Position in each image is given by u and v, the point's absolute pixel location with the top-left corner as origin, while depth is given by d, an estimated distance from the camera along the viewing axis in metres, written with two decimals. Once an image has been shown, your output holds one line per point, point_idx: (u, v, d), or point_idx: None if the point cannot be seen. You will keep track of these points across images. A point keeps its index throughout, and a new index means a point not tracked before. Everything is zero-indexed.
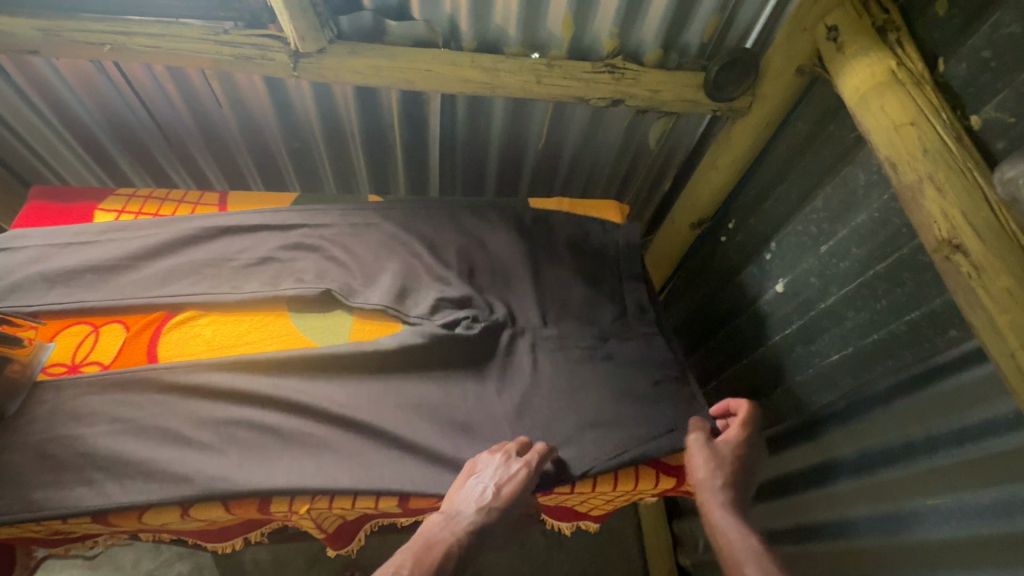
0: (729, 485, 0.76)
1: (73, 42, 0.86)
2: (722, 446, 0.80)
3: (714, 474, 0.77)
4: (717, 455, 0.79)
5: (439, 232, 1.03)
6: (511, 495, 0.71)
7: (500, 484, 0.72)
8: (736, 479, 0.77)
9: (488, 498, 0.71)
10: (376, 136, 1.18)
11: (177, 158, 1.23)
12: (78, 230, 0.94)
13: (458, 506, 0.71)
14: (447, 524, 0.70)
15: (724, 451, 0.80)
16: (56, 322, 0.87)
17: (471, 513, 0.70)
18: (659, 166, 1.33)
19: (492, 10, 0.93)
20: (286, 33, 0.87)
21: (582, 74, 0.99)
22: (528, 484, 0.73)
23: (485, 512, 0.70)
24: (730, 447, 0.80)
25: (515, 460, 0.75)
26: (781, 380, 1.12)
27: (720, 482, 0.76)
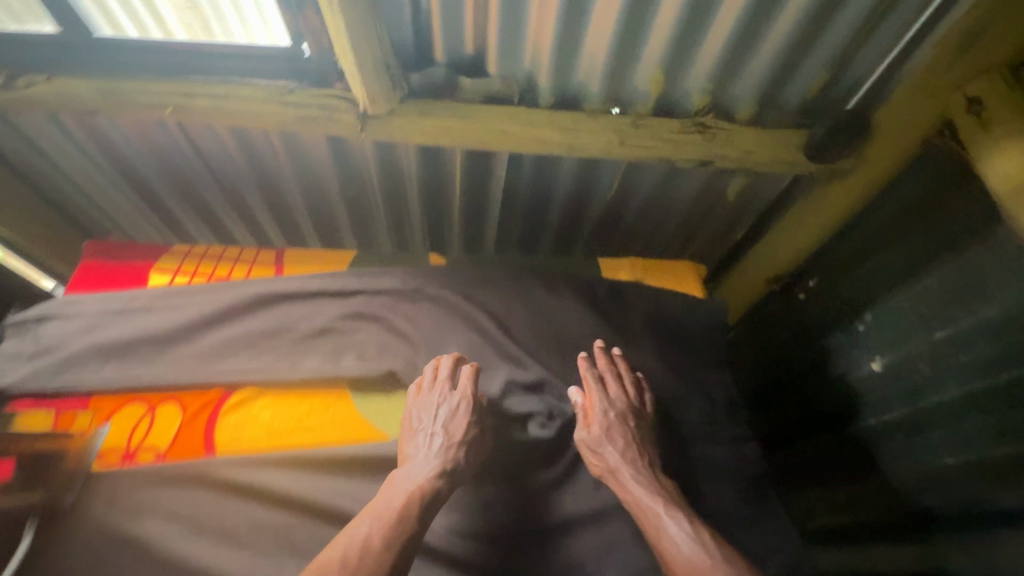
0: (624, 451, 0.75)
1: (133, 104, 0.82)
2: (600, 417, 0.79)
3: (610, 452, 0.76)
4: (600, 429, 0.77)
5: (505, 304, 0.96)
6: (463, 431, 0.75)
7: (451, 421, 0.75)
8: (630, 438, 0.77)
9: (448, 433, 0.74)
10: (434, 198, 1.11)
11: (229, 211, 1.18)
12: (132, 295, 0.90)
13: (412, 461, 0.72)
14: (411, 479, 0.69)
15: (606, 418, 0.79)
16: (109, 401, 0.82)
17: (431, 460, 0.71)
18: (732, 219, 1.23)
19: (577, 66, 0.85)
20: (356, 94, 0.81)
21: (670, 134, 0.91)
22: (473, 413, 0.77)
23: (450, 455, 0.72)
24: (610, 412, 0.79)
25: (456, 393, 0.79)
26: (874, 468, 1.02)
27: (616, 452, 0.75)
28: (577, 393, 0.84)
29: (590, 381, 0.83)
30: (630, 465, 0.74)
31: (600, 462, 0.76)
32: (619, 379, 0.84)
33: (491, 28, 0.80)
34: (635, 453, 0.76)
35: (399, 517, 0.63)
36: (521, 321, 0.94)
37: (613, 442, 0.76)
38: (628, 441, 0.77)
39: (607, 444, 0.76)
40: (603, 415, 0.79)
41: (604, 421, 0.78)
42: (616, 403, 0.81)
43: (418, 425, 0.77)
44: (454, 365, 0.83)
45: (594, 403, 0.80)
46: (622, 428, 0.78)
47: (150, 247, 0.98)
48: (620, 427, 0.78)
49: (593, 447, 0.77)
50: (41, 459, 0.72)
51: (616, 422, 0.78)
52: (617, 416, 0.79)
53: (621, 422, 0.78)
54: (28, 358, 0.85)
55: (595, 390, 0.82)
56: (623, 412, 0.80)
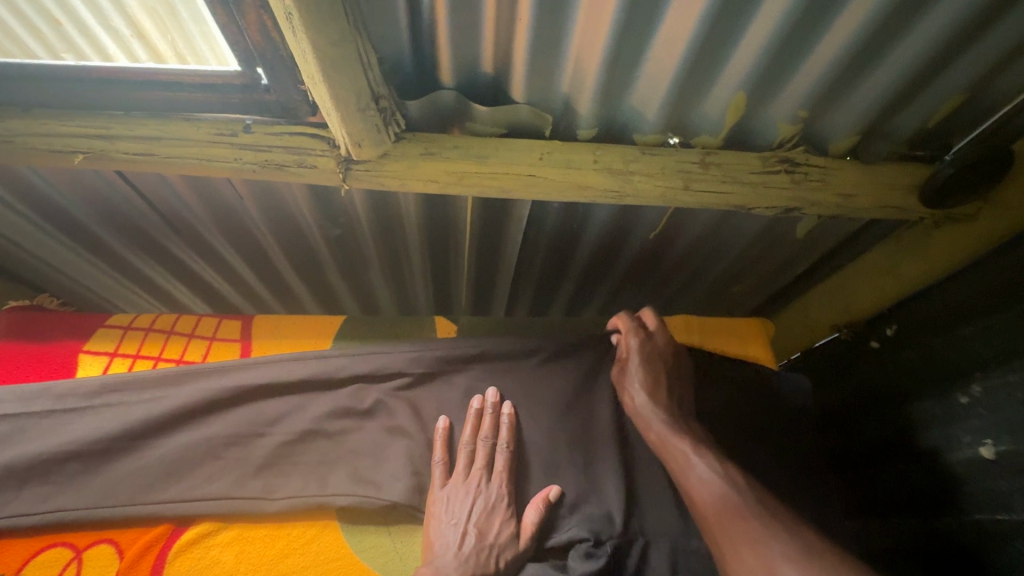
0: (652, 389, 0.73)
1: (33, 150, 0.60)
2: (636, 356, 0.77)
3: (637, 393, 0.74)
4: (634, 365, 0.76)
5: (532, 389, 0.77)
6: (502, 530, 0.63)
7: (485, 519, 0.63)
8: (662, 378, 0.75)
9: (481, 526, 0.62)
10: (440, 234, 0.92)
11: (192, 256, 0.97)
12: (60, 390, 0.70)
13: (438, 558, 0.60)
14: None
15: (639, 355, 0.77)
16: (19, 548, 0.62)
17: (460, 561, 0.59)
18: (795, 257, 1.03)
19: (631, 89, 0.64)
20: (334, 133, 0.60)
21: (750, 175, 0.69)
22: (512, 509, 0.65)
23: (484, 562, 0.60)
24: (644, 348, 0.78)
25: (490, 483, 0.66)
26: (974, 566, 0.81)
27: (645, 390, 0.73)
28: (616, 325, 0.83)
29: (630, 319, 0.82)
30: (657, 401, 0.72)
31: (628, 399, 0.75)
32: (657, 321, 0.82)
33: (517, 42, 0.58)
34: (664, 388, 0.74)
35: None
36: (551, 410, 0.75)
37: (643, 380, 0.74)
38: (661, 380, 0.74)
39: (636, 379, 0.75)
40: (635, 355, 0.77)
41: (639, 358, 0.77)
42: (651, 342, 0.79)
43: (446, 517, 0.64)
44: (493, 446, 0.70)
45: (629, 341, 0.79)
46: (650, 369, 0.75)
47: (81, 321, 0.78)
48: (655, 368, 0.75)
49: (623, 387, 0.76)
50: None
51: (651, 355, 0.77)
52: (653, 353, 0.77)
53: (655, 360, 0.76)
54: None
55: (635, 326, 0.81)
56: (658, 350, 0.78)
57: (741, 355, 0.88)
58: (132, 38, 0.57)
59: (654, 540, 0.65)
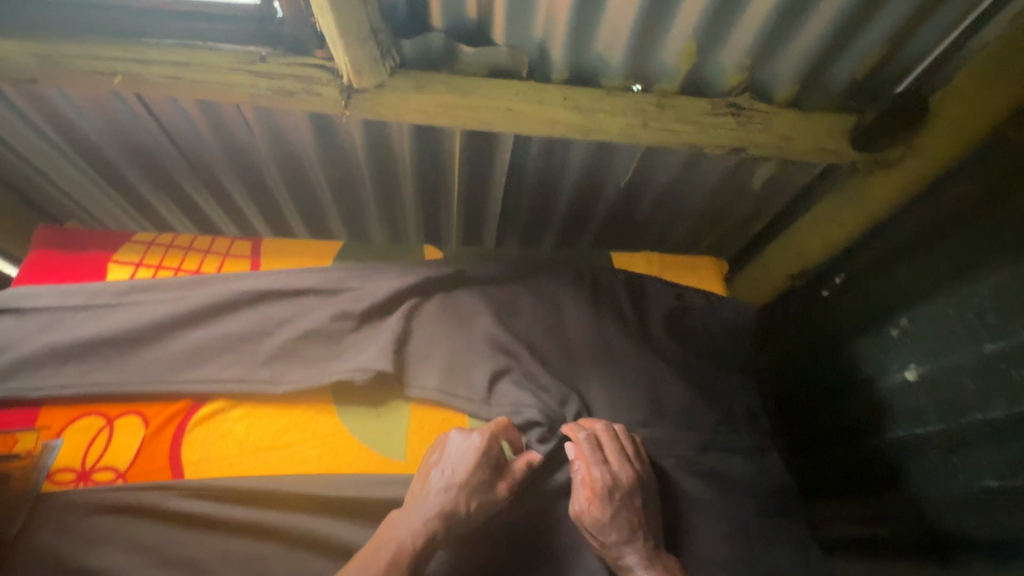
0: (630, 537, 0.64)
1: (77, 72, 0.69)
2: (607, 501, 0.66)
3: (612, 539, 0.64)
4: (604, 510, 0.65)
5: (509, 305, 0.87)
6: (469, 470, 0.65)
7: (459, 462, 0.66)
8: (637, 522, 0.65)
9: (453, 495, 0.63)
10: (431, 175, 1.01)
11: (205, 191, 1.06)
12: (95, 289, 0.80)
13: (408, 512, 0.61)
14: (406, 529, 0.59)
15: (611, 499, 0.66)
16: (62, 413, 0.72)
17: (436, 495, 0.63)
18: (757, 209, 1.13)
19: (596, 36, 0.73)
20: (339, 64, 0.70)
21: (700, 117, 0.80)
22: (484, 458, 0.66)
23: (453, 500, 0.63)
24: (614, 494, 0.66)
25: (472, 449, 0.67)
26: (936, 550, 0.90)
27: (620, 539, 0.64)
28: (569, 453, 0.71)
29: (588, 451, 0.69)
30: (638, 548, 0.64)
31: (602, 543, 0.65)
32: (618, 444, 0.71)
33: None
34: (640, 538, 0.65)
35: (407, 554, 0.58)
36: (524, 323, 0.86)
37: (619, 527, 0.64)
38: (635, 527, 0.65)
39: (612, 530, 0.64)
40: (604, 497, 0.66)
41: (609, 502, 0.66)
42: (620, 480, 0.67)
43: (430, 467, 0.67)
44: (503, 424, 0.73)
45: (594, 478, 0.67)
46: (624, 513, 0.65)
47: (109, 235, 0.88)
48: (628, 511, 0.65)
49: (590, 530, 0.66)
50: None
51: (623, 500, 0.66)
52: (624, 495, 0.66)
53: (627, 504, 0.66)
54: None
55: (596, 458, 0.69)
56: (628, 486, 0.67)
57: (699, 286, 0.95)
58: None
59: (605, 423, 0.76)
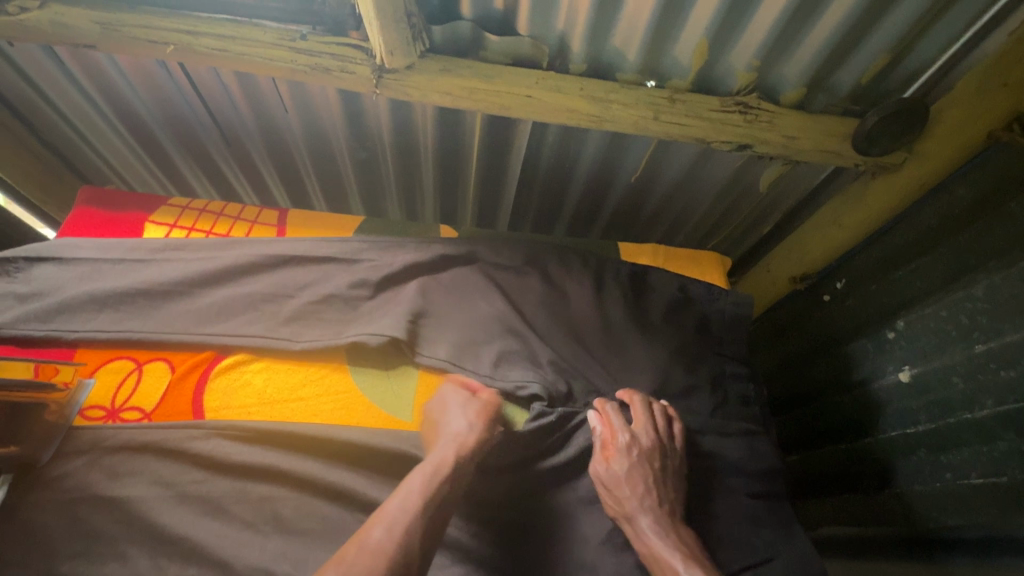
0: (644, 499, 0.68)
1: (134, 39, 0.75)
2: (627, 459, 0.71)
3: (629, 499, 0.68)
4: (622, 468, 0.70)
5: (517, 282, 0.91)
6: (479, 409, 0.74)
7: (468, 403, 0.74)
8: (654, 483, 0.69)
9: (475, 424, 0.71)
10: (451, 157, 1.06)
11: (236, 162, 1.12)
12: (132, 245, 0.86)
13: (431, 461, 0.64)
14: (423, 479, 0.61)
15: (628, 455, 0.71)
16: (96, 355, 0.77)
17: (466, 423, 0.71)
18: (762, 210, 1.16)
19: (614, 31, 0.78)
20: (372, 44, 0.75)
21: (709, 112, 0.84)
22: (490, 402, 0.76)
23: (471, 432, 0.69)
24: (633, 452, 0.71)
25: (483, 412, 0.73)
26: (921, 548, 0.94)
27: (635, 498, 0.68)
28: (597, 421, 0.76)
29: (614, 419, 0.75)
30: (653, 508, 0.67)
31: (617, 501, 0.69)
32: (649, 414, 0.76)
33: None
34: (655, 498, 0.68)
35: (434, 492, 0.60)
36: (531, 300, 0.90)
37: (633, 487, 0.69)
38: (649, 487, 0.69)
39: (630, 489, 0.68)
40: (623, 455, 0.71)
41: (628, 460, 0.71)
42: (639, 441, 0.72)
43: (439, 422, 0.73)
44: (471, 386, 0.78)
45: (619, 439, 0.72)
46: (643, 472, 0.70)
47: (146, 196, 0.94)
48: (646, 471, 0.70)
49: (608, 488, 0.70)
50: (18, 412, 0.67)
51: (640, 459, 0.70)
52: (641, 455, 0.71)
53: (644, 464, 0.70)
54: (13, 301, 0.79)
55: (620, 424, 0.74)
56: (650, 450, 0.72)
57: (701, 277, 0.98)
58: None
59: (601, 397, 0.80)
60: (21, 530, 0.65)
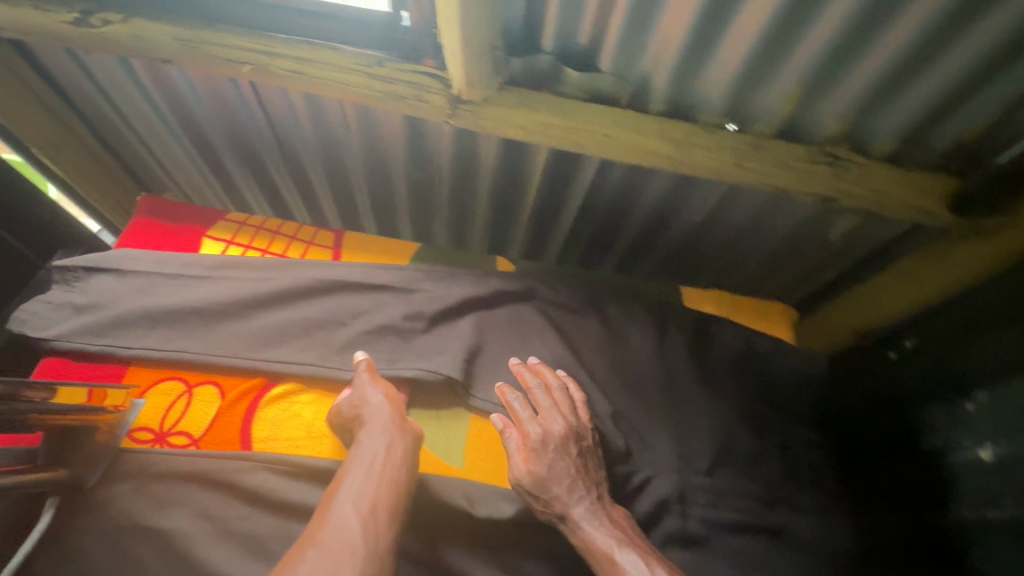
0: (570, 491, 0.67)
1: (210, 57, 0.74)
2: (542, 455, 0.69)
3: (560, 493, 0.67)
4: (540, 466, 0.68)
5: (575, 326, 0.88)
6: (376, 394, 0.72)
7: (360, 393, 0.73)
8: (577, 472, 0.69)
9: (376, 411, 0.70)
10: (509, 187, 1.03)
11: (291, 177, 1.11)
12: (189, 261, 0.84)
13: (361, 473, 0.63)
14: (354, 497, 0.59)
15: (545, 451, 0.69)
16: (148, 375, 0.76)
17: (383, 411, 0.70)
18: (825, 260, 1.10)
19: (703, 74, 0.74)
20: (451, 75, 0.72)
21: (795, 162, 0.79)
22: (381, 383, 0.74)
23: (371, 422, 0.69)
24: (548, 446, 0.70)
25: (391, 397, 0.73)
26: None
27: (565, 491, 0.67)
28: (502, 420, 0.74)
29: (518, 411, 0.73)
30: (580, 496, 0.67)
31: (541, 501, 0.68)
32: (552, 399, 0.75)
33: (614, 17, 0.69)
34: (579, 489, 0.68)
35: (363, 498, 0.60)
36: (588, 346, 0.86)
37: (558, 483, 0.67)
38: (573, 478, 0.68)
39: (557, 485, 0.67)
40: (542, 449, 0.70)
41: (545, 454, 0.69)
42: (551, 436, 0.70)
43: (351, 414, 0.71)
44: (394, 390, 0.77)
45: (527, 433, 0.71)
46: (562, 462, 0.69)
47: (205, 210, 0.93)
48: (566, 463, 0.69)
49: (531, 490, 0.68)
50: (69, 434, 0.66)
51: (558, 451, 0.69)
52: (558, 447, 0.70)
53: (561, 456, 0.69)
54: (70, 312, 0.78)
55: (526, 415, 0.73)
56: (562, 438, 0.70)
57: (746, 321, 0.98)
58: None
59: (661, 458, 0.76)
60: (66, 556, 0.63)
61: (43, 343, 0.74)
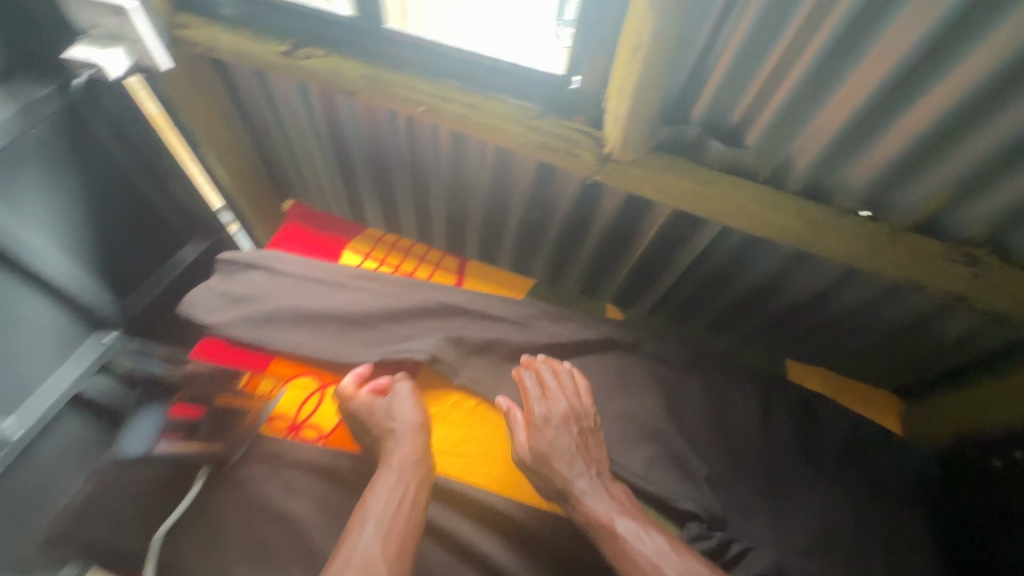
0: (571, 464, 0.71)
1: (390, 94, 0.83)
2: (542, 428, 0.74)
3: (561, 467, 0.71)
4: (542, 438, 0.73)
5: (676, 384, 0.90)
6: (404, 403, 0.76)
7: (395, 399, 0.77)
8: (576, 448, 0.73)
9: (404, 418, 0.74)
10: (618, 240, 1.07)
11: (413, 200, 1.20)
12: (331, 268, 0.92)
13: (382, 494, 0.65)
14: (377, 518, 0.63)
15: (548, 426, 0.74)
16: (287, 367, 0.85)
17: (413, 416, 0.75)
18: (922, 356, 0.99)
19: (849, 162, 0.76)
20: (606, 135, 0.78)
21: (928, 259, 0.79)
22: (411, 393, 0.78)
23: (400, 433, 0.73)
24: (549, 422, 0.75)
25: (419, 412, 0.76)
26: None
27: (566, 466, 0.71)
28: (507, 402, 0.80)
29: (529, 389, 0.78)
30: (579, 467, 0.71)
31: (541, 472, 0.72)
32: (558, 381, 0.79)
33: (772, 102, 0.73)
34: (579, 466, 0.72)
35: (385, 526, 0.62)
36: (689, 406, 0.88)
37: (560, 458, 0.72)
38: (574, 453, 0.72)
39: (555, 456, 0.72)
40: (546, 424, 0.74)
41: (547, 428, 0.74)
42: (550, 415, 0.75)
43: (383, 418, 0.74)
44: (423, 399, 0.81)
45: (532, 409, 0.76)
46: (561, 434, 0.73)
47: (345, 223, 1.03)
48: (568, 438, 0.73)
49: (535, 462, 0.73)
50: (226, 412, 0.75)
51: (558, 428, 0.74)
52: (559, 424, 0.74)
53: (563, 432, 0.74)
54: (229, 301, 0.87)
55: (533, 395, 0.78)
56: (566, 415, 0.75)
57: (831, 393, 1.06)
58: (490, 38, 0.80)
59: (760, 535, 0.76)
60: (206, 525, 0.69)
61: (208, 328, 0.85)
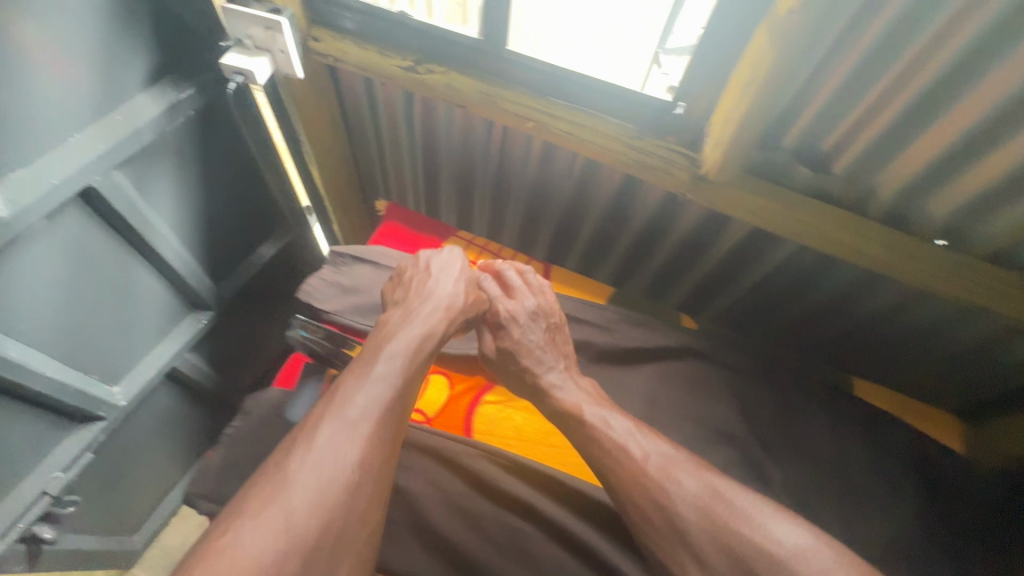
0: (538, 353, 0.85)
1: (502, 109, 0.90)
2: (507, 324, 0.88)
3: (530, 360, 0.85)
4: (508, 333, 0.87)
5: (747, 390, 0.96)
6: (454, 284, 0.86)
7: (450, 284, 0.85)
8: (540, 340, 0.87)
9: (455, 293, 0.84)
10: (689, 251, 1.14)
11: (492, 202, 1.28)
12: None
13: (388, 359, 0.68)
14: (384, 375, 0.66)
15: (515, 321, 0.88)
16: None
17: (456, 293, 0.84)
18: (984, 380, 1.03)
19: (931, 194, 0.81)
20: (704, 156, 0.84)
21: (988, 281, 0.84)
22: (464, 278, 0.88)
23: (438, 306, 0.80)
24: (513, 319, 0.88)
25: (464, 287, 0.87)
26: None
27: (534, 356, 0.85)
28: None
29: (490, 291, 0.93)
30: (544, 357, 0.85)
31: (512, 363, 0.87)
32: (522, 283, 0.93)
33: (864, 135, 0.79)
34: (550, 359, 0.85)
35: (404, 385, 0.66)
36: (760, 412, 0.93)
37: (527, 348, 0.86)
38: (541, 345, 0.86)
39: (521, 348, 0.86)
40: (513, 320, 0.88)
41: (512, 324, 0.88)
42: (519, 310, 0.89)
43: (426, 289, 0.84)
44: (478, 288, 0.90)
45: (497, 308, 0.90)
46: (526, 328, 0.87)
47: (438, 224, 1.12)
48: (534, 330, 0.87)
49: (505, 354, 0.87)
50: None
51: (526, 323, 0.88)
52: (526, 321, 0.88)
53: (530, 327, 0.87)
54: (338, 292, 0.95)
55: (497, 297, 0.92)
56: (530, 312, 0.89)
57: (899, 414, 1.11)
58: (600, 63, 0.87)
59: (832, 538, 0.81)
60: None
61: (322, 313, 0.94)
